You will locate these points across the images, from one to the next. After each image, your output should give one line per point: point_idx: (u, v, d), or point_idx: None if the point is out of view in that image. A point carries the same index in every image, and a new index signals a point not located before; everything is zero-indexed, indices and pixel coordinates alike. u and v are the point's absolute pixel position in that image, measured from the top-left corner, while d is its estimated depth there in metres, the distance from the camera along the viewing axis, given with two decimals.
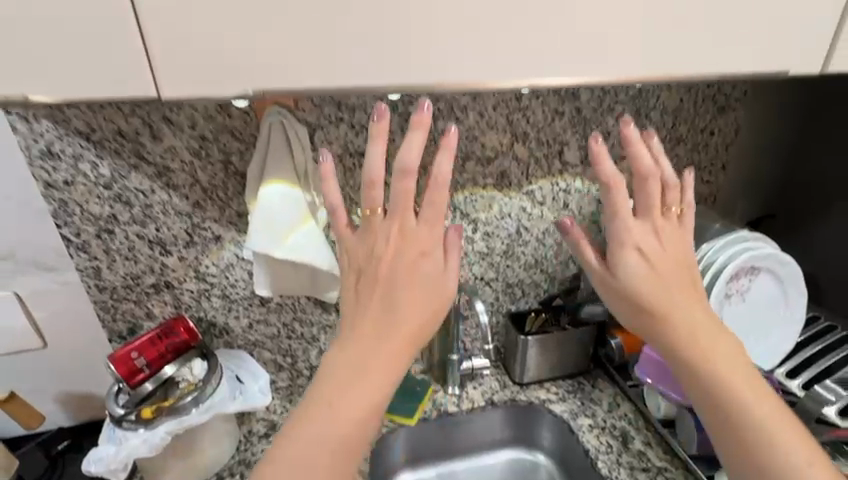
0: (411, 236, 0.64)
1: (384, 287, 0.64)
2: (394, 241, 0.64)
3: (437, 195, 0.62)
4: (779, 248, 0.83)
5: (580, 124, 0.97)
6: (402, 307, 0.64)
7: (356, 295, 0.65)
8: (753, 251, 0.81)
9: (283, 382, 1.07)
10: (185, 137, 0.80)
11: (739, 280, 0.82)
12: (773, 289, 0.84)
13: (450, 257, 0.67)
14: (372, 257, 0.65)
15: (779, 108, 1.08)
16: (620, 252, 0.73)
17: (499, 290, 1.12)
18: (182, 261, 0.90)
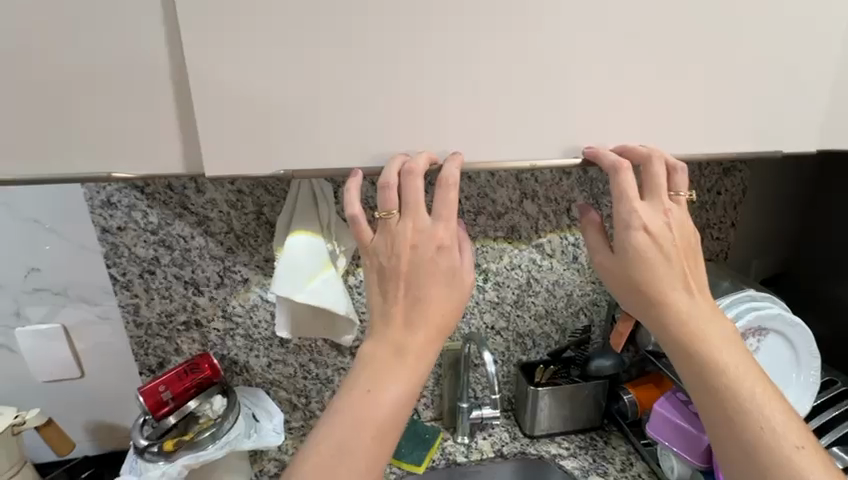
0: (424, 233, 0.66)
1: (402, 287, 0.66)
2: (410, 240, 0.65)
3: (448, 190, 0.64)
4: (786, 309, 0.84)
5: (587, 183, 1.03)
6: (419, 309, 0.65)
7: (374, 294, 0.67)
8: (759, 311, 0.82)
9: (296, 422, 1.11)
10: (224, 190, 0.90)
11: (747, 340, 0.83)
12: (782, 350, 0.84)
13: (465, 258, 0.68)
14: (387, 257, 0.66)
15: (786, 170, 1.11)
16: (641, 257, 0.69)
17: (510, 340, 1.15)
18: (212, 301, 0.98)
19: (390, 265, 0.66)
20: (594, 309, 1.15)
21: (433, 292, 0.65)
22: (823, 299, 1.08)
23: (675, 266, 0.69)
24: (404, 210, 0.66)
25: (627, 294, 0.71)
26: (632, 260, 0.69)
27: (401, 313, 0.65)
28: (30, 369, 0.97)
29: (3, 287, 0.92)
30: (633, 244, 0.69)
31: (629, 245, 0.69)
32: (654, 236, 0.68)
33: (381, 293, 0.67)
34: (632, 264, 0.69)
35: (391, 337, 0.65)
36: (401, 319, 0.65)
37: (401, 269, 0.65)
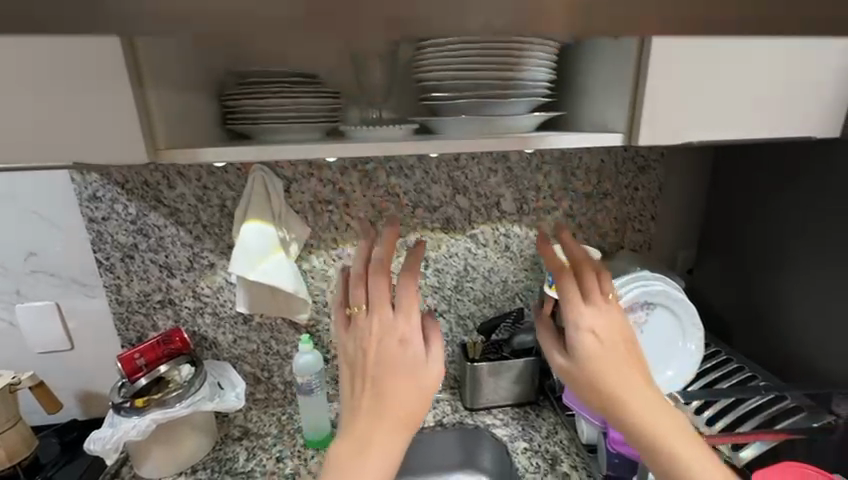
0: (388, 328, 0.68)
1: (370, 374, 0.66)
2: (376, 329, 0.68)
3: (410, 285, 0.70)
4: (672, 286, 0.96)
5: (513, 180, 1.16)
6: (389, 396, 0.65)
7: (346, 382, 0.69)
8: (646, 288, 0.95)
9: (260, 394, 1.26)
10: (192, 186, 1.05)
11: (636, 313, 0.96)
12: (669, 321, 0.97)
13: (433, 345, 0.70)
14: (356, 348, 0.69)
15: (700, 165, 1.22)
16: (596, 358, 0.70)
17: (452, 322, 1.28)
18: (183, 283, 1.13)
19: (359, 356, 0.68)
20: (528, 294, 1.28)
21: (401, 379, 0.66)
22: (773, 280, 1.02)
23: (625, 360, 0.70)
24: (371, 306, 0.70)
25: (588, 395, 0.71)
26: (589, 359, 0.69)
27: (373, 397, 0.66)
28: (28, 341, 1.13)
29: (6, 269, 1.08)
30: (588, 354, 0.70)
31: (584, 349, 0.70)
32: (602, 337, 0.70)
33: (352, 385, 0.68)
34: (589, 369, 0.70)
35: (361, 425, 0.65)
36: (375, 400, 0.66)
37: (370, 345, 0.67)
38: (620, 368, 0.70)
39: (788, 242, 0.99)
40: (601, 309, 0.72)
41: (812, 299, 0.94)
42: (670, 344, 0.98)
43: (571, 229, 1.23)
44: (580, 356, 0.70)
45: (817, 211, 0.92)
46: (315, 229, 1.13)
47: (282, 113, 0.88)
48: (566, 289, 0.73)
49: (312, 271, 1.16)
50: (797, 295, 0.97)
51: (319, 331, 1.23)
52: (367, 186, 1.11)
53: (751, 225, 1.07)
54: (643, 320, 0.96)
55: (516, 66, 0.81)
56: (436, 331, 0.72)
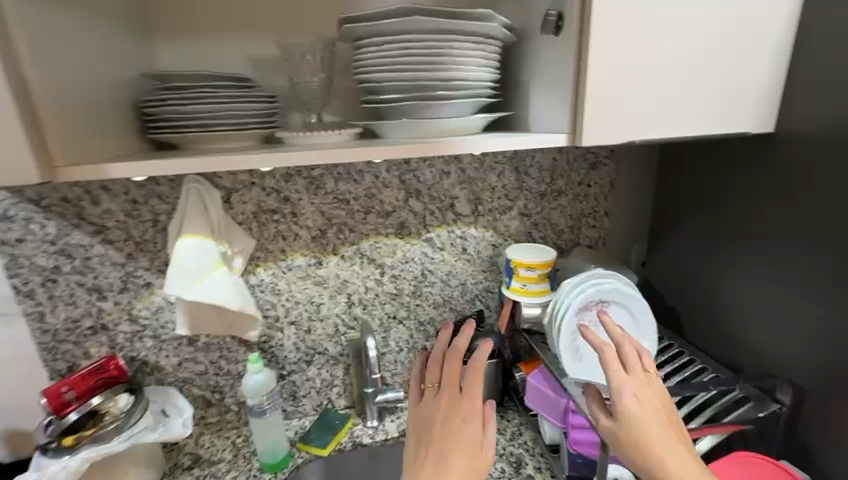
0: (454, 403, 0.84)
1: (431, 429, 0.82)
2: (445, 399, 0.85)
3: (476, 372, 0.87)
4: (624, 283, 0.96)
5: (467, 181, 1.14)
6: (443, 446, 0.78)
7: (414, 438, 0.84)
8: (598, 286, 0.95)
9: (212, 417, 1.18)
10: (119, 200, 0.97)
11: (590, 311, 0.96)
12: (623, 318, 0.97)
13: (489, 427, 0.82)
14: (427, 412, 0.86)
15: (648, 161, 1.24)
16: (631, 415, 0.74)
17: (413, 328, 1.25)
18: (117, 305, 1.04)
19: (427, 417, 0.85)
20: (488, 295, 1.26)
21: (459, 442, 0.78)
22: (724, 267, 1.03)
23: (668, 429, 0.74)
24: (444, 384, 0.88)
25: (639, 465, 0.73)
26: (631, 424, 0.74)
27: (432, 446, 0.79)
28: None
29: None
30: (630, 425, 0.74)
31: (626, 416, 0.74)
32: (641, 405, 0.75)
33: (419, 442, 0.83)
34: (632, 436, 0.73)
35: (420, 463, 0.78)
36: (434, 448, 0.79)
37: (436, 409, 0.85)
38: (650, 422, 0.73)
39: (731, 237, 1.00)
40: (638, 374, 0.78)
41: (755, 293, 0.96)
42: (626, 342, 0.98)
43: (528, 229, 1.22)
44: (622, 421, 0.75)
45: (757, 206, 0.94)
46: (261, 240, 1.07)
47: (209, 122, 0.80)
48: (613, 364, 0.77)
49: (261, 285, 1.10)
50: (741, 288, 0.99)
51: (273, 346, 1.17)
52: (314, 192, 1.06)
53: (698, 221, 1.09)
54: (599, 318, 0.96)
55: (460, 65, 0.77)
56: (492, 413, 0.82)
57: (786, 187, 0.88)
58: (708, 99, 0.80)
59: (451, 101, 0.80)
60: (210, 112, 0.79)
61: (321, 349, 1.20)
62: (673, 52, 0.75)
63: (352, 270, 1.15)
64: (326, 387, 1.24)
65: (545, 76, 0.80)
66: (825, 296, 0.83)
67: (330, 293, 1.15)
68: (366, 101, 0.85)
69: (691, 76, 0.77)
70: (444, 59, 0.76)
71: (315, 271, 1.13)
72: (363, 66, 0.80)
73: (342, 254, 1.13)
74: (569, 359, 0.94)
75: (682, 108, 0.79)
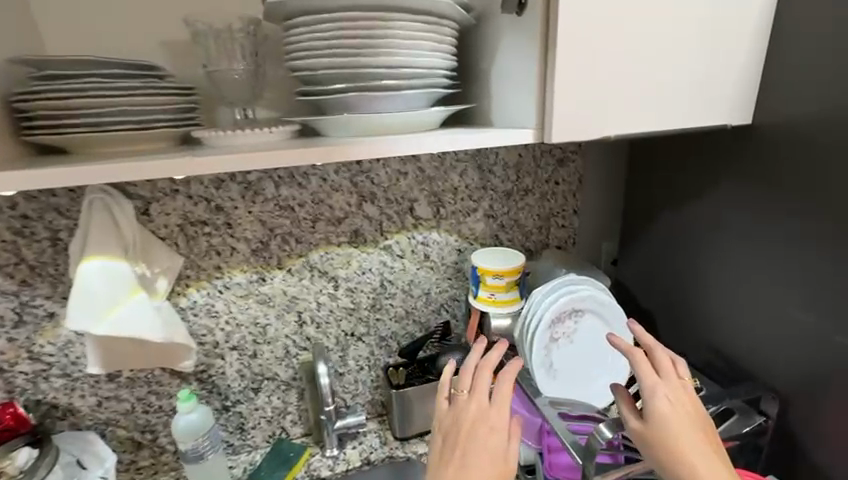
0: (480, 416, 0.72)
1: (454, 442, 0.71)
2: (471, 412, 0.73)
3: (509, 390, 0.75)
4: (598, 289, 0.89)
5: (426, 182, 1.03)
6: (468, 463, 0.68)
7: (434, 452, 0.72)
8: (571, 295, 0.87)
9: (144, 461, 1.03)
10: (4, 217, 0.79)
11: (563, 322, 0.88)
12: (598, 326, 0.91)
13: (513, 444, 0.71)
14: (450, 425, 0.73)
15: (616, 155, 1.18)
16: (659, 414, 0.66)
17: (373, 344, 1.13)
18: (11, 343, 0.86)
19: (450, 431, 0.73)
20: (455, 304, 1.17)
21: (484, 461, 0.68)
22: (700, 265, 0.99)
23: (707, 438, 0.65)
24: (471, 391, 0.75)
25: (668, 471, 0.64)
26: (663, 426, 0.66)
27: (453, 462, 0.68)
28: None
29: None
30: (663, 425, 0.66)
31: (657, 415, 0.66)
32: (677, 408, 0.66)
33: (438, 455, 0.71)
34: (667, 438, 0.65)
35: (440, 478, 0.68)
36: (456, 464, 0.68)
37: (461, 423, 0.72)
38: (680, 424, 0.65)
39: (713, 235, 0.96)
40: (669, 377, 0.69)
41: (736, 294, 0.93)
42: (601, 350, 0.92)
43: (494, 231, 1.13)
44: (653, 420, 0.66)
45: (739, 203, 0.90)
46: (190, 257, 0.92)
47: (88, 117, 0.63)
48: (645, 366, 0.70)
49: (193, 308, 0.95)
50: (723, 290, 0.95)
51: (212, 376, 1.02)
52: (252, 200, 0.92)
53: (674, 220, 1.04)
54: (573, 329, 0.89)
55: (412, 50, 0.66)
56: (519, 429, 0.72)
57: (770, 183, 0.84)
58: (680, 90, 0.73)
59: (403, 93, 0.69)
60: (92, 107, 0.63)
61: (270, 375, 1.07)
62: (645, 38, 0.67)
63: (302, 286, 1.02)
64: (278, 415, 1.11)
65: (509, 63, 0.70)
66: (813, 297, 0.80)
67: (277, 312, 1.02)
68: (303, 91, 0.71)
69: (663, 65, 0.70)
70: (394, 42, 0.65)
71: (257, 288, 0.99)
72: (296, 50, 0.67)
73: (289, 268, 0.99)
74: (538, 375, 0.88)
75: (655, 100, 0.72)
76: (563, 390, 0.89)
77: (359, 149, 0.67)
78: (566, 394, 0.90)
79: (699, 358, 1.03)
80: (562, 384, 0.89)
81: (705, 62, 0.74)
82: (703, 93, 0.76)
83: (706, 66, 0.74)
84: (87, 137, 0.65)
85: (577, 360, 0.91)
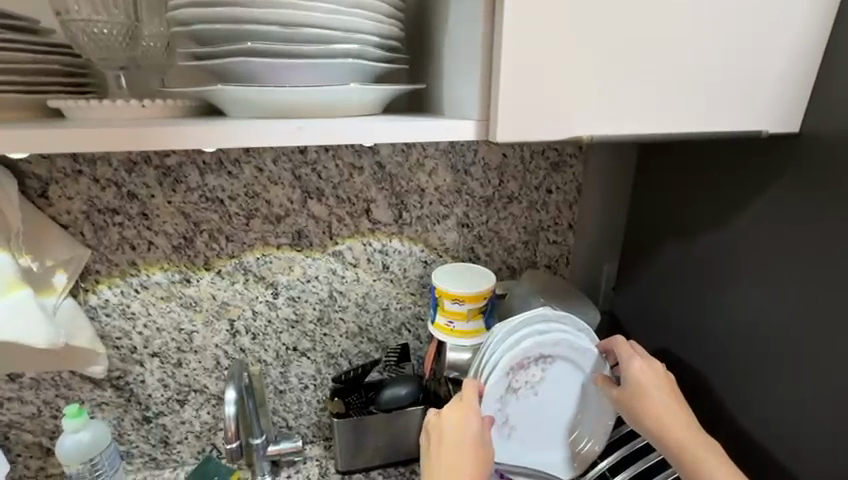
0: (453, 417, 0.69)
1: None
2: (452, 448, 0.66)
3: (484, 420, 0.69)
4: (577, 333, 0.74)
5: (386, 181, 0.87)
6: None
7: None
8: (542, 338, 0.72)
9: (53, 470, 0.92)
10: None
11: (529, 368, 0.74)
12: (571, 377, 0.77)
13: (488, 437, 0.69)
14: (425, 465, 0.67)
15: (624, 163, 0.98)
16: (637, 378, 0.71)
17: (320, 362, 0.99)
18: None
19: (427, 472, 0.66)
20: (418, 324, 1.00)
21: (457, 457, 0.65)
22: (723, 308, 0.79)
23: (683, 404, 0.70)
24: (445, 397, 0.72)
25: (654, 434, 0.68)
26: (639, 388, 0.70)
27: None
28: None
29: None
30: (642, 392, 0.70)
31: (635, 381, 0.71)
32: (653, 374, 0.72)
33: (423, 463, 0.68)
34: (647, 402, 0.69)
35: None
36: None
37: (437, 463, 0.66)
38: (656, 388, 0.70)
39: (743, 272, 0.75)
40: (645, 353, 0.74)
41: (769, 350, 0.72)
42: (569, 401, 0.79)
43: (469, 243, 0.96)
44: (632, 388, 0.71)
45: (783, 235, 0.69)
46: (98, 249, 0.79)
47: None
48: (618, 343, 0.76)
49: (105, 307, 0.83)
50: (744, 339, 0.76)
51: (130, 384, 0.90)
52: (172, 188, 0.78)
53: (692, 247, 0.83)
54: (538, 378, 0.76)
55: (325, 4, 0.50)
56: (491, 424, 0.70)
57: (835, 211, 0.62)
58: (685, 82, 0.56)
59: (320, 61, 0.52)
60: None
61: (198, 387, 0.94)
62: (634, 8, 0.51)
63: (234, 291, 0.88)
64: (208, 431, 0.99)
65: (463, 31, 0.53)
66: None
67: (205, 318, 0.89)
68: (196, 54, 0.53)
69: (660, 46, 0.53)
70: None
71: (181, 290, 0.86)
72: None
73: (218, 270, 0.86)
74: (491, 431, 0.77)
75: (650, 92, 0.55)
76: (519, 445, 0.79)
77: (252, 131, 0.51)
78: (522, 448, 0.79)
79: (706, 416, 0.84)
80: (518, 439, 0.79)
81: (724, 45, 0.56)
82: (718, 87, 0.58)
83: (725, 52, 0.57)
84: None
85: (539, 413, 0.78)
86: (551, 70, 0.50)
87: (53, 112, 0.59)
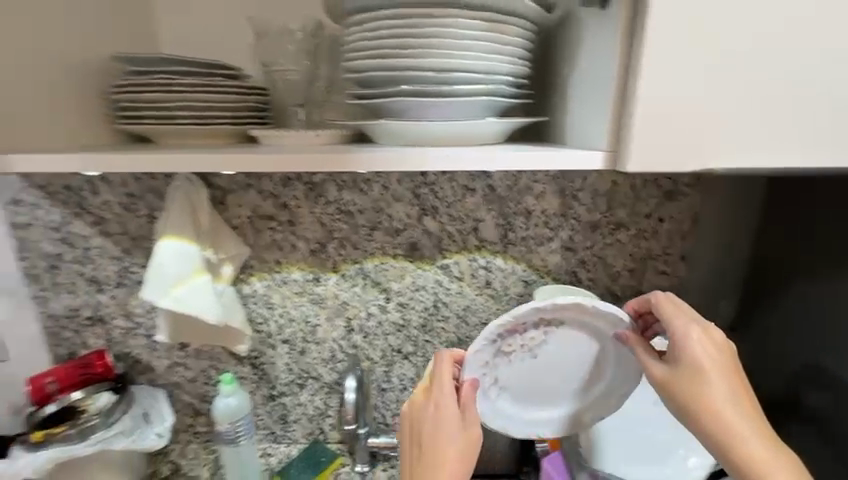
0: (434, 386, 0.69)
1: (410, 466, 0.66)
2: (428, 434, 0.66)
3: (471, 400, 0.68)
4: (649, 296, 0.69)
5: (495, 202, 0.93)
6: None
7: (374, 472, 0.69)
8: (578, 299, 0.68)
9: (200, 428, 1.12)
10: (117, 192, 0.93)
11: (532, 331, 0.71)
12: (572, 347, 0.74)
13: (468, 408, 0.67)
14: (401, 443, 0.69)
15: (748, 194, 0.93)
16: (699, 363, 0.63)
17: (420, 366, 1.07)
18: (113, 299, 1.01)
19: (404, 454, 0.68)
20: None
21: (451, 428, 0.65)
22: None
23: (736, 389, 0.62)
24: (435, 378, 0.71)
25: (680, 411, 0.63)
26: (696, 372, 0.62)
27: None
28: None
29: None
30: (702, 376, 0.62)
31: (690, 361, 0.63)
32: (715, 355, 0.63)
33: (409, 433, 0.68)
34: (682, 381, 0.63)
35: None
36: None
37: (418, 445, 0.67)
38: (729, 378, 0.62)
39: None
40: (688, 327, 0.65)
41: None
42: (556, 372, 0.75)
43: (571, 267, 0.98)
44: (686, 370, 0.63)
45: None
46: (255, 248, 0.96)
47: (172, 114, 0.69)
48: (677, 310, 0.67)
49: (253, 296, 1.00)
50: None
51: (264, 364, 1.06)
52: (315, 201, 0.93)
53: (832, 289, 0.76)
54: (536, 341, 0.72)
55: (468, 52, 0.59)
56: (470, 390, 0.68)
57: None
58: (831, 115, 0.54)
59: (463, 98, 0.61)
60: (172, 101, 0.68)
61: (315, 374, 1.08)
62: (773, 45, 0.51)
63: (353, 292, 1.00)
64: (318, 415, 1.12)
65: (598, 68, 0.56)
66: None
67: (328, 314, 1.02)
68: (360, 94, 0.66)
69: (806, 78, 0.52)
70: (453, 43, 0.58)
71: (312, 288, 1.00)
72: (352, 53, 0.63)
73: (343, 273, 0.98)
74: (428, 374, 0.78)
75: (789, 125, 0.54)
76: (514, 403, 0.78)
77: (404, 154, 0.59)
78: (511, 409, 0.77)
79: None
80: (516, 398, 0.77)
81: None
82: None
83: None
84: (163, 130, 0.70)
85: (538, 375, 0.75)
86: (685, 102, 0.51)
87: (247, 138, 0.76)
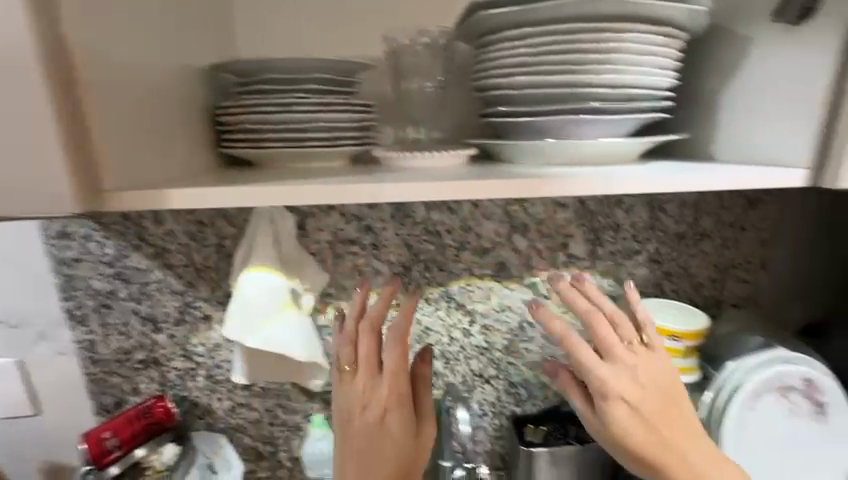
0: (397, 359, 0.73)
1: (411, 441, 0.74)
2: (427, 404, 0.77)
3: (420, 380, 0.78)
4: (783, 357, 0.78)
5: (586, 216, 0.91)
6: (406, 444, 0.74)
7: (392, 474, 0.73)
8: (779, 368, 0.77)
9: (263, 472, 1.01)
10: (182, 221, 0.85)
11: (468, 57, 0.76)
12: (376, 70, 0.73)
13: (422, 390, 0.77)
14: (399, 441, 0.73)
15: (821, 205, 0.96)
16: (604, 339, 0.64)
17: (501, 390, 1.02)
18: (171, 340, 0.91)
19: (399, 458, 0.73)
20: None
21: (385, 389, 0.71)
22: None
23: (668, 407, 0.65)
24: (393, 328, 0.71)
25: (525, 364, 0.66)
26: (597, 336, 0.64)
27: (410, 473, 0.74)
28: None
29: None
30: (595, 299, 0.66)
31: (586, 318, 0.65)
32: (622, 360, 0.63)
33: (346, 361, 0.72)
34: (578, 394, 0.67)
35: None
36: (378, 436, 0.72)
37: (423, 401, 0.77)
38: (613, 363, 0.63)
39: None
40: (587, 306, 0.64)
41: None
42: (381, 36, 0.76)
43: (657, 279, 0.97)
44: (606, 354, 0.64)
45: None
46: (334, 274, 0.90)
47: (294, 130, 0.62)
48: (602, 299, 0.66)
49: (329, 327, 0.93)
50: None
51: None
52: (401, 222, 0.88)
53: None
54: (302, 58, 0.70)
55: (645, 68, 0.57)
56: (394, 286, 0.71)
57: None
58: None
59: (629, 116, 0.59)
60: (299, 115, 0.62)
61: None
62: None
63: (436, 317, 0.95)
64: None
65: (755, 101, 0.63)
66: None
67: (408, 341, 0.96)
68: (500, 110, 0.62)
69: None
70: (625, 56, 0.55)
71: (392, 315, 0.94)
72: (503, 66, 0.59)
73: (426, 296, 0.93)
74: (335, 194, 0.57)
75: None
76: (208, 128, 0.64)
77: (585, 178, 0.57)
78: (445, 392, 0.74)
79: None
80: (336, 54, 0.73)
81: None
82: None
83: None
84: (284, 153, 0.64)
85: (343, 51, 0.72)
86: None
87: (358, 158, 0.73)
